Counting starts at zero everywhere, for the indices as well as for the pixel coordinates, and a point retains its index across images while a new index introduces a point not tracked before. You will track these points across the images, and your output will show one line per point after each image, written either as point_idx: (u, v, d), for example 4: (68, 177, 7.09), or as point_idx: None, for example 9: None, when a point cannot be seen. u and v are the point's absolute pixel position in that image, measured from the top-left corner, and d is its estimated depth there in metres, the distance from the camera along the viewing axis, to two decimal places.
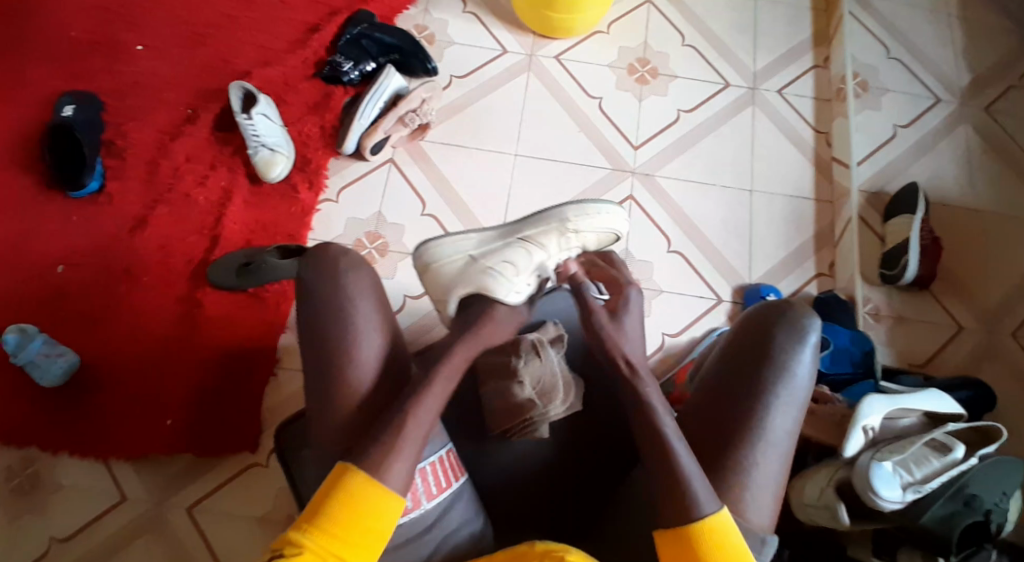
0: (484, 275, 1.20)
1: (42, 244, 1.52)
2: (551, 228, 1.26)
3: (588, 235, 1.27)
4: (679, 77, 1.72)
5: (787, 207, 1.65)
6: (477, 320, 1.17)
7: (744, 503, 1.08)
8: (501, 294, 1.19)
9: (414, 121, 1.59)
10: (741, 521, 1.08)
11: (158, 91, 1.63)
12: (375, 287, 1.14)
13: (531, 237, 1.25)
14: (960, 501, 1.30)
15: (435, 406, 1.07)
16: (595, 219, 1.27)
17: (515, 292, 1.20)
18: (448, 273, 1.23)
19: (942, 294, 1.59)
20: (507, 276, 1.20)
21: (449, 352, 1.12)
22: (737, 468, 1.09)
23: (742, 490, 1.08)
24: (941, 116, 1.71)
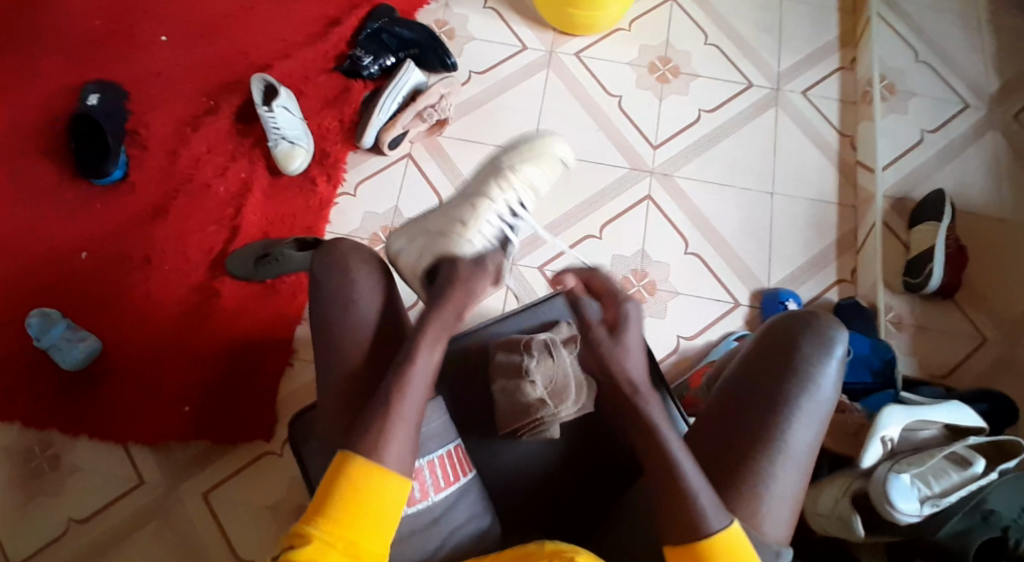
0: (439, 237, 1.16)
1: (63, 231, 1.54)
2: (491, 176, 1.22)
3: (531, 171, 1.23)
4: (701, 76, 1.70)
5: (809, 211, 1.62)
6: (447, 287, 1.08)
7: (762, 517, 1.07)
8: (460, 247, 1.14)
9: (432, 116, 1.59)
10: (756, 534, 1.06)
11: (180, 82, 1.63)
12: (384, 282, 1.14)
13: (473, 192, 1.21)
14: (977, 517, 1.27)
15: (420, 391, 1.02)
16: (531, 153, 1.24)
17: (476, 241, 1.15)
18: (408, 259, 1.17)
19: (968, 304, 1.55)
20: (461, 231, 1.16)
21: (431, 326, 1.05)
22: (746, 476, 1.06)
23: (758, 503, 1.06)
24: (970, 121, 1.67)
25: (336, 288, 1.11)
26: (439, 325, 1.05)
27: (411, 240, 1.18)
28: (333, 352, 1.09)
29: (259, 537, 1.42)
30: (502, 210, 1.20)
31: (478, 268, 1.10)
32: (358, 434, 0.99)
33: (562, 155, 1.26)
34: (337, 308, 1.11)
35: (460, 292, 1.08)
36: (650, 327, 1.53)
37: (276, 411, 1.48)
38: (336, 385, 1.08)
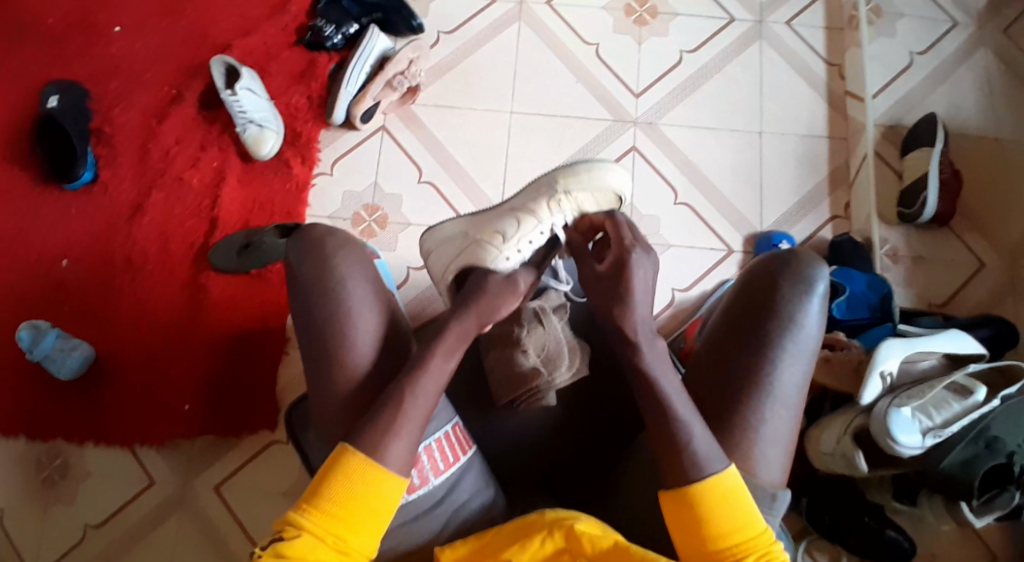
0: (472, 248, 1.18)
1: (40, 239, 1.51)
2: (541, 193, 1.18)
3: (581, 195, 1.17)
4: (680, 15, 1.63)
5: (800, 146, 1.57)
6: (471, 297, 1.10)
7: (755, 461, 1.07)
8: (493, 262, 1.16)
9: (403, 84, 1.53)
10: (751, 479, 1.07)
11: (141, 72, 1.57)
12: (367, 265, 1.14)
13: (522, 208, 1.17)
14: (982, 444, 1.30)
15: (412, 418, 1.01)
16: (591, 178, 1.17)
17: (510, 258, 1.16)
18: (440, 259, 1.22)
19: (963, 230, 1.53)
20: (498, 244, 1.16)
21: (451, 334, 1.07)
22: (747, 440, 1.07)
23: (759, 462, 1.07)
24: (959, 40, 1.61)
25: (323, 286, 1.10)
26: (456, 334, 1.07)
27: (447, 243, 1.21)
28: (326, 362, 1.09)
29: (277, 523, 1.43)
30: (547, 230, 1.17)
31: (508, 287, 1.12)
32: (359, 434, 1.00)
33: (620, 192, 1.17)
34: (325, 311, 1.09)
35: (485, 302, 1.09)
36: None
37: (277, 397, 1.48)
38: (333, 391, 1.09)
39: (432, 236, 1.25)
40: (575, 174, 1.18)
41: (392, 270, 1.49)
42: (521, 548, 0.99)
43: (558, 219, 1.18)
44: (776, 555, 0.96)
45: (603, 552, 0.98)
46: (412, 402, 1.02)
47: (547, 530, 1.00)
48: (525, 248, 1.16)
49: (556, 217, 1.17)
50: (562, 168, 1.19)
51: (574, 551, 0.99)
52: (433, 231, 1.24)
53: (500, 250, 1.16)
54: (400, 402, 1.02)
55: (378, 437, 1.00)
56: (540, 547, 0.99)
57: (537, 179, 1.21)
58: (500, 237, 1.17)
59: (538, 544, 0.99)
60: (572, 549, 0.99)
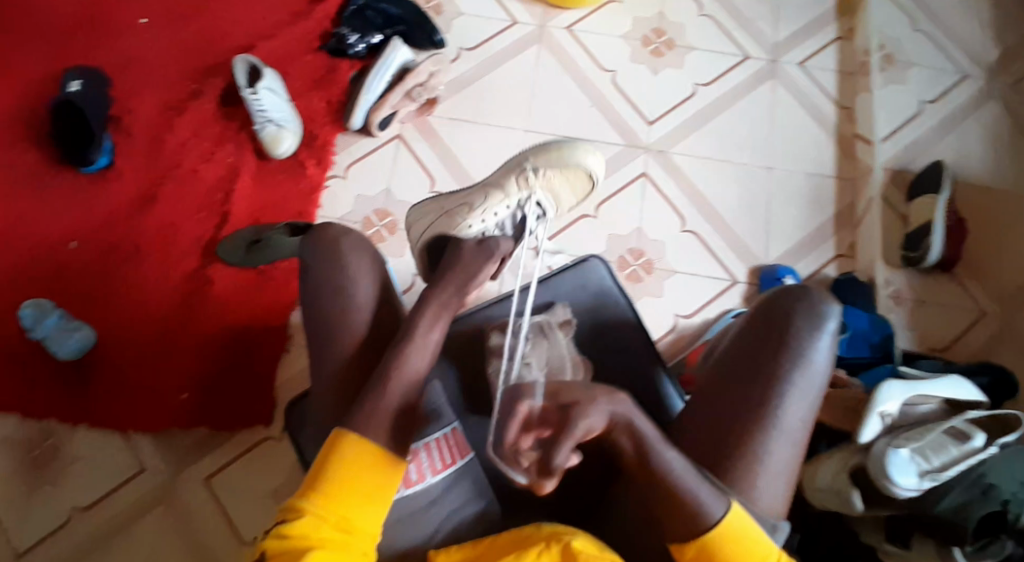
0: (441, 217, 1.21)
1: (48, 221, 1.51)
2: (510, 169, 1.20)
3: (548, 172, 1.20)
4: (696, 48, 1.66)
5: (807, 184, 1.60)
6: (450, 268, 1.13)
7: (755, 489, 1.07)
8: (456, 230, 1.19)
9: (422, 95, 1.56)
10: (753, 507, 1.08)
11: (163, 66, 1.60)
12: (374, 257, 1.16)
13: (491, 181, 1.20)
14: (977, 490, 1.27)
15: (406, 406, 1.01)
16: (558, 157, 1.19)
17: (472, 227, 1.19)
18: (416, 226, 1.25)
19: (966, 277, 1.54)
20: (463, 214, 1.19)
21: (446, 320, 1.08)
22: (743, 448, 1.08)
23: (755, 472, 1.07)
24: (969, 91, 1.64)
25: (329, 274, 1.11)
26: (441, 302, 1.10)
27: (425, 215, 1.24)
28: (329, 346, 1.09)
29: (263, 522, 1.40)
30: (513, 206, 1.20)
31: (482, 252, 1.14)
32: (354, 412, 1.01)
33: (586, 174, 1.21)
34: (333, 296, 1.11)
35: (463, 270, 1.13)
36: (646, 305, 1.51)
37: (272, 395, 1.47)
38: (333, 375, 1.09)
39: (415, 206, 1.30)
40: (545, 152, 1.20)
41: (398, 276, 1.50)
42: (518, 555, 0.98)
43: (526, 195, 1.19)
44: None
45: None
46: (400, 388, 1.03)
47: (544, 544, 0.98)
48: (490, 219, 1.19)
49: (523, 191, 1.19)
50: (533, 147, 1.20)
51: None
52: (416, 205, 1.27)
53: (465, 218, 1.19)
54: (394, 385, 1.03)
55: (373, 420, 1.00)
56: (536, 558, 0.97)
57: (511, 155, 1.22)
58: (467, 207, 1.19)
59: (536, 553, 0.97)
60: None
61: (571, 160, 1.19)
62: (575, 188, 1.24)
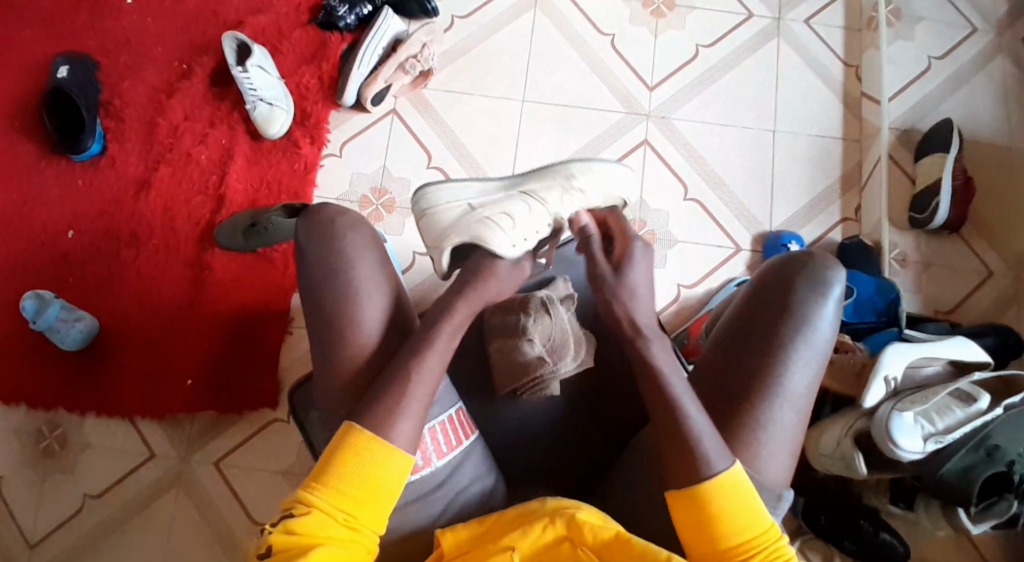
0: (477, 225, 1.12)
1: (45, 210, 1.50)
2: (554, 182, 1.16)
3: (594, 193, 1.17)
4: (697, 8, 1.62)
5: (812, 147, 1.56)
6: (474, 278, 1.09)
7: (759, 458, 1.07)
8: (498, 245, 1.10)
9: (415, 67, 1.52)
10: (757, 477, 1.07)
11: (151, 46, 1.57)
12: (377, 247, 1.13)
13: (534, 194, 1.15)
14: (981, 452, 1.27)
15: (408, 408, 1.00)
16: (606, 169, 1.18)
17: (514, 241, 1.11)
18: (439, 225, 1.14)
19: (974, 238, 1.52)
20: (505, 227, 1.11)
21: (452, 308, 1.07)
22: (742, 429, 1.07)
23: (758, 453, 1.07)
24: (977, 47, 1.60)
25: (326, 270, 1.09)
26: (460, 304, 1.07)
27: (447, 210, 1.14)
28: (327, 342, 1.08)
29: (275, 501, 1.42)
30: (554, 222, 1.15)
31: (516, 269, 1.11)
32: (359, 412, 1.00)
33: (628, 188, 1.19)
34: (330, 292, 1.09)
35: (493, 286, 1.10)
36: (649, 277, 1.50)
37: (278, 377, 1.47)
38: (332, 374, 1.09)
39: (430, 197, 1.16)
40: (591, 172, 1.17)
41: (398, 255, 1.49)
42: (522, 535, 0.97)
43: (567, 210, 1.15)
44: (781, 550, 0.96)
45: (603, 543, 0.96)
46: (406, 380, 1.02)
47: (548, 518, 0.98)
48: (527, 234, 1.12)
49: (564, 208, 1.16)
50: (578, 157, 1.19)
51: (575, 539, 0.97)
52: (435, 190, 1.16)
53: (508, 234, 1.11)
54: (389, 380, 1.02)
55: (376, 415, 0.99)
56: (541, 534, 0.98)
57: (545, 165, 1.17)
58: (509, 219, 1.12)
59: (540, 529, 0.98)
60: (573, 538, 0.97)
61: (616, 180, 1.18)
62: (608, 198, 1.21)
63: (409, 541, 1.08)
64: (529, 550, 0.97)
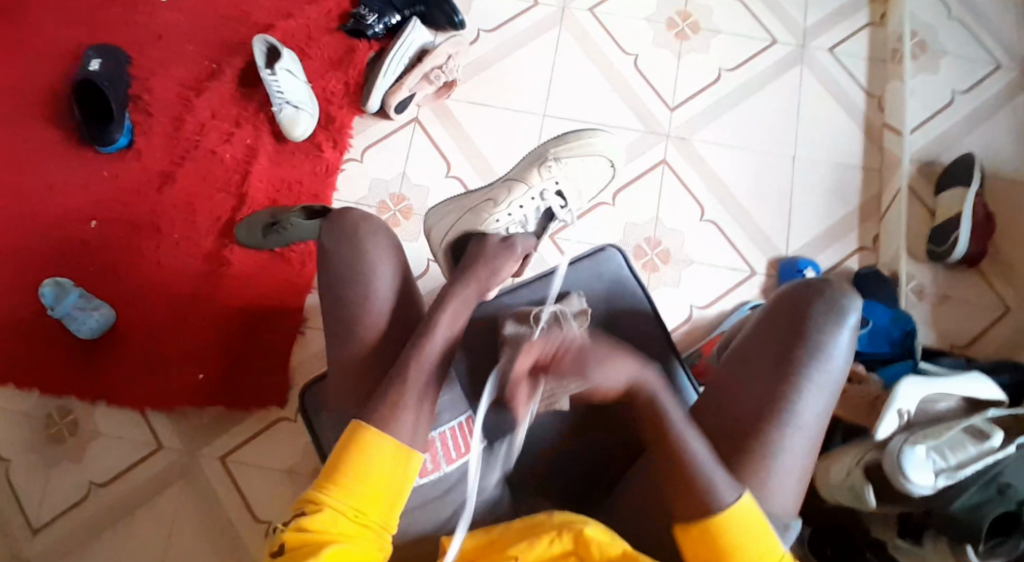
0: (467, 214, 1.23)
1: (69, 198, 1.52)
2: (533, 163, 1.26)
3: (573, 162, 1.27)
4: (722, 31, 1.63)
5: (831, 175, 1.56)
6: (471, 263, 1.14)
7: (771, 489, 1.06)
8: (485, 226, 1.21)
9: (439, 78, 1.53)
10: (766, 507, 1.06)
11: (183, 45, 1.60)
12: (393, 246, 1.14)
13: (516, 176, 1.25)
14: (993, 490, 1.25)
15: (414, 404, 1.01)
16: (579, 147, 1.28)
17: (500, 219, 1.21)
18: (440, 229, 1.26)
19: (992, 275, 1.51)
20: (489, 210, 1.22)
21: (455, 302, 1.09)
22: (748, 442, 1.07)
23: (765, 474, 1.06)
24: (1002, 83, 1.58)
25: (338, 263, 1.10)
26: (462, 301, 1.10)
27: (446, 217, 1.26)
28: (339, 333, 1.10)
29: (279, 500, 1.43)
30: (540, 195, 1.24)
31: (504, 249, 1.16)
32: (364, 403, 1.00)
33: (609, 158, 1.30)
34: (344, 284, 1.10)
35: (484, 270, 1.13)
36: (662, 295, 1.50)
37: (289, 377, 1.48)
38: (342, 364, 1.10)
39: (430, 216, 1.29)
40: (567, 147, 1.28)
41: (412, 261, 1.50)
42: (528, 547, 0.98)
43: (548, 184, 1.24)
44: None
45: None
46: (419, 371, 1.04)
47: (555, 531, 0.99)
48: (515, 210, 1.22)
49: (547, 181, 1.25)
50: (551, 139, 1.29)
51: (581, 554, 0.97)
52: (437, 207, 1.29)
53: (491, 213, 1.21)
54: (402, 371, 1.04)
55: (382, 408, 1.00)
56: (547, 546, 0.98)
57: (529, 153, 1.29)
58: (492, 202, 1.23)
59: (547, 543, 0.98)
60: (579, 553, 0.97)
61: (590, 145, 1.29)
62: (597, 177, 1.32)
63: None
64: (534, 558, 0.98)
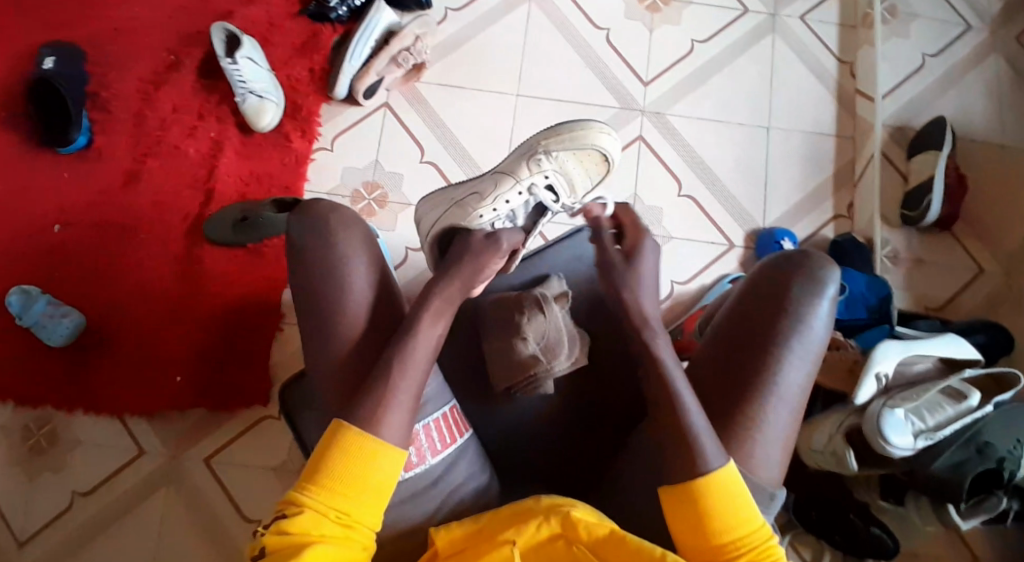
0: (452, 208, 1.19)
1: (30, 202, 1.47)
2: (523, 154, 1.20)
3: (565, 156, 1.19)
4: (693, 3, 1.61)
5: (805, 144, 1.56)
6: (457, 261, 1.10)
7: (758, 458, 1.07)
8: (468, 220, 1.16)
9: (409, 60, 1.50)
10: (752, 476, 1.07)
11: (138, 37, 1.54)
12: (371, 246, 1.11)
13: (505, 168, 1.20)
14: (972, 449, 1.28)
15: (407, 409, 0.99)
16: (569, 138, 1.20)
17: (484, 215, 1.16)
18: (428, 220, 1.22)
19: (965, 236, 1.53)
20: (475, 204, 1.17)
21: (439, 298, 1.06)
22: (739, 426, 1.07)
23: (753, 444, 1.07)
24: (970, 45, 1.60)
25: (321, 269, 1.07)
26: (444, 299, 1.06)
27: (434, 209, 1.22)
28: (323, 339, 1.06)
29: (268, 497, 1.41)
30: (529, 190, 1.18)
31: (490, 245, 1.11)
32: (357, 412, 0.98)
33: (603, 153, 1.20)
34: (326, 289, 1.07)
35: (469, 268, 1.09)
36: None
37: (269, 374, 1.45)
38: (326, 373, 1.07)
39: (420, 206, 1.26)
40: (559, 137, 1.20)
41: (390, 250, 1.47)
42: (519, 531, 0.96)
43: (537, 178, 1.18)
44: (772, 551, 0.96)
45: (598, 541, 0.95)
46: (406, 373, 1.00)
47: (542, 516, 0.97)
48: (500, 205, 1.17)
49: (537, 175, 1.18)
50: (544, 131, 1.21)
51: (570, 537, 0.96)
52: (427, 198, 1.25)
53: (476, 208, 1.16)
54: (390, 378, 1.00)
55: (374, 412, 0.98)
56: (535, 532, 0.96)
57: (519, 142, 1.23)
58: (479, 196, 1.18)
59: (534, 529, 0.96)
60: (568, 536, 0.96)
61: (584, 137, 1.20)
62: (592, 171, 1.22)
63: (407, 538, 1.06)
64: (526, 545, 0.96)
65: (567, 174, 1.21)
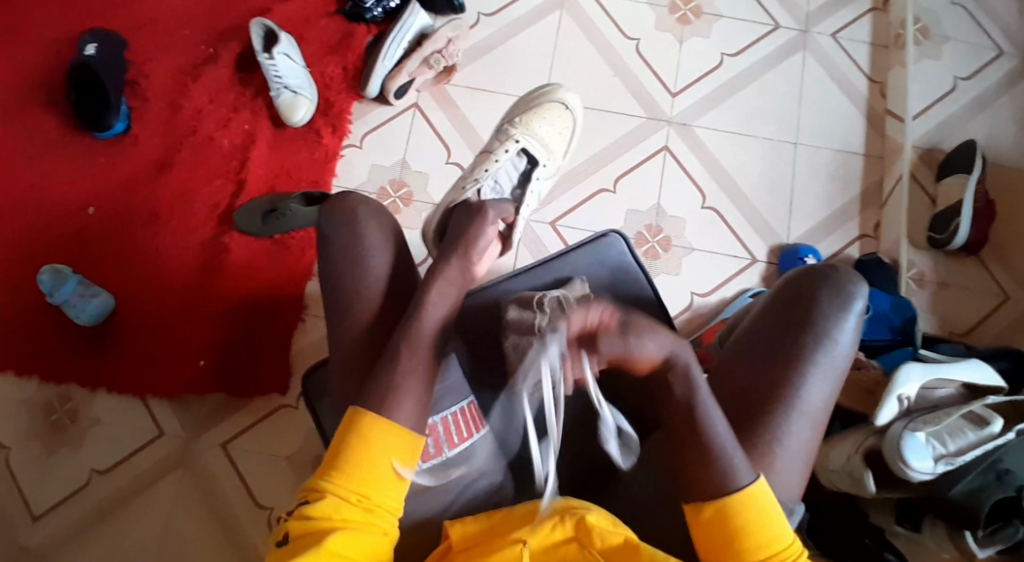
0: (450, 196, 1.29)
1: (68, 185, 1.51)
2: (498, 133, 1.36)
3: (530, 117, 1.35)
4: (724, 16, 1.62)
5: (833, 161, 1.56)
6: (456, 244, 1.09)
7: (769, 469, 1.05)
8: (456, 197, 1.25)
9: (440, 63, 1.53)
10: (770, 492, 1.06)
11: (180, 29, 1.58)
12: (389, 235, 1.12)
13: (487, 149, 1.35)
14: (992, 475, 1.23)
15: (418, 402, 0.99)
16: (533, 102, 1.38)
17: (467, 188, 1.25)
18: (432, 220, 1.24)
19: (992, 261, 1.50)
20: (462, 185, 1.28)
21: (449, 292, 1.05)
22: (752, 434, 1.05)
23: (768, 457, 1.05)
24: (1003, 70, 1.59)
25: (337, 256, 1.09)
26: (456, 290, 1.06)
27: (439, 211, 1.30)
28: (336, 324, 1.07)
29: (281, 486, 1.42)
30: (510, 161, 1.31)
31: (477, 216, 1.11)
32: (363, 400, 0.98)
33: (561, 101, 1.36)
34: (342, 276, 1.08)
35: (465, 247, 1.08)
36: (664, 284, 1.49)
37: (288, 364, 1.47)
38: (336, 358, 1.07)
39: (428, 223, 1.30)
40: (523, 107, 1.39)
41: (413, 249, 1.49)
42: (531, 530, 0.94)
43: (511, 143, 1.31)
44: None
45: (610, 549, 0.93)
46: (418, 362, 1.01)
47: (556, 517, 0.95)
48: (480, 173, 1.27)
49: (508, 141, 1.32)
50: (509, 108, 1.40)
51: (583, 541, 0.94)
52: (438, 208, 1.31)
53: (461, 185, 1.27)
54: (404, 361, 1.00)
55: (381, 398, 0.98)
56: (549, 532, 0.94)
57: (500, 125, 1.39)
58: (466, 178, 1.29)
59: (548, 528, 0.94)
60: (581, 539, 0.94)
61: (544, 99, 1.38)
62: (560, 127, 1.37)
63: (413, 528, 1.06)
64: (539, 545, 0.94)
65: (540, 136, 1.34)
